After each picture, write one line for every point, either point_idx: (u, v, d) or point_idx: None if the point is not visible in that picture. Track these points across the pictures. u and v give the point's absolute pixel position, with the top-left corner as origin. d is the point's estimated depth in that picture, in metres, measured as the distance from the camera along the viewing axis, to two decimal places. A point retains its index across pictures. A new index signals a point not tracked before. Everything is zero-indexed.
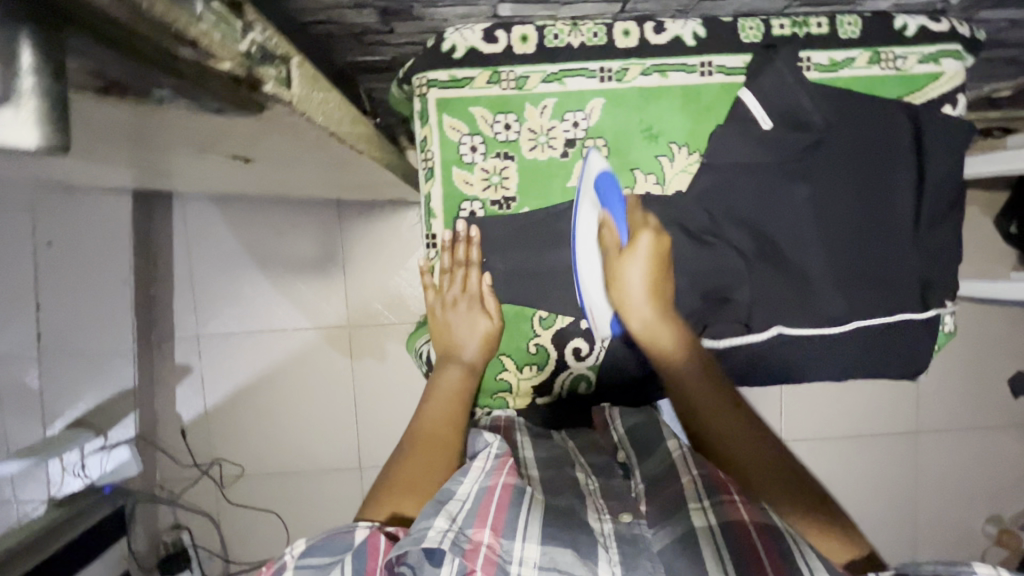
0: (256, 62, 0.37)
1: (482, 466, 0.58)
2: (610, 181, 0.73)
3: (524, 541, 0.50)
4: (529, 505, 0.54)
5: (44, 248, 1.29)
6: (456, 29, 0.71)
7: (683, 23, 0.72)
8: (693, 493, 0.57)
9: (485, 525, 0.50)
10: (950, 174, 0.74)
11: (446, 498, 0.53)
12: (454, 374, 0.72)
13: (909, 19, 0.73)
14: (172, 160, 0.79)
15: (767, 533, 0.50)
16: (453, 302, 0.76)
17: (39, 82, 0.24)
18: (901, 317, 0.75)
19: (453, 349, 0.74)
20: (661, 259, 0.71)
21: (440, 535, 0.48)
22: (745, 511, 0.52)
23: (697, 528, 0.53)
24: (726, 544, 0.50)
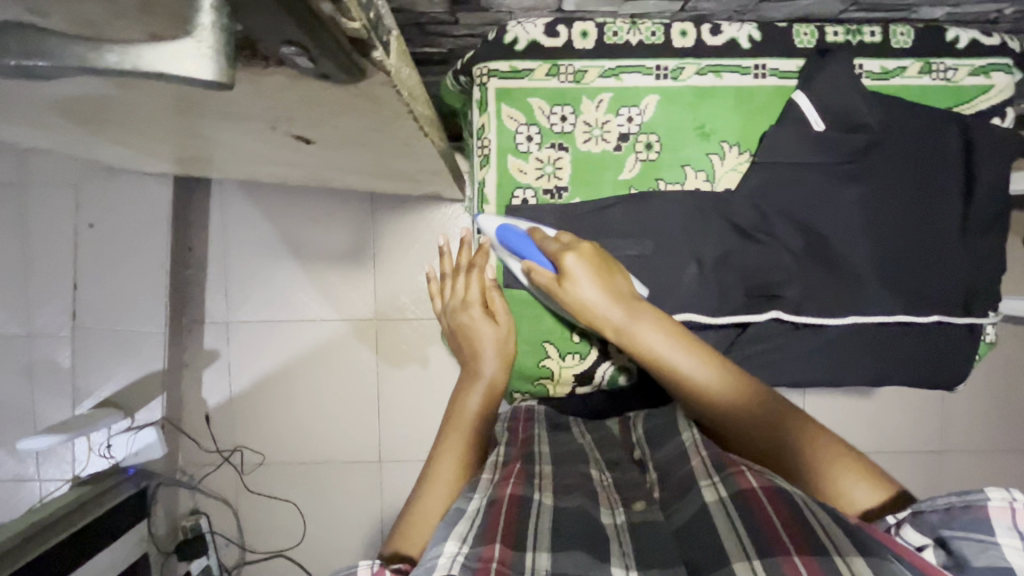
0: (372, 29, 0.39)
1: (488, 483, 0.58)
2: (513, 230, 0.71)
3: (536, 550, 0.48)
4: (537, 515, 0.52)
5: (86, 229, 1.40)
6: (519, 22, 0.73)
7: (739, 26, 0.74)
8: (704, 470, 0.58)
9: (494, 540, 0.47)
10: (998, 182, 0.75)
11: (456, 520, 0.51)
12: (471, 386, 0.75)
13: (960, 32, 0.74)
14: (231, 138, 0.81)
15: (774, 493, 0.51)
16: (463, 311, 0.80)
17: (217, 19, 0.26)
18: (947, 317, 0.76)
19: (470, 364, 0.78)
20: (598, 269, 0.68)
21: (450, 561, 0.44)
22: (751, 478, 0.53)
23: (707, 502, 0.54)
24: (735, 510, 0.51)
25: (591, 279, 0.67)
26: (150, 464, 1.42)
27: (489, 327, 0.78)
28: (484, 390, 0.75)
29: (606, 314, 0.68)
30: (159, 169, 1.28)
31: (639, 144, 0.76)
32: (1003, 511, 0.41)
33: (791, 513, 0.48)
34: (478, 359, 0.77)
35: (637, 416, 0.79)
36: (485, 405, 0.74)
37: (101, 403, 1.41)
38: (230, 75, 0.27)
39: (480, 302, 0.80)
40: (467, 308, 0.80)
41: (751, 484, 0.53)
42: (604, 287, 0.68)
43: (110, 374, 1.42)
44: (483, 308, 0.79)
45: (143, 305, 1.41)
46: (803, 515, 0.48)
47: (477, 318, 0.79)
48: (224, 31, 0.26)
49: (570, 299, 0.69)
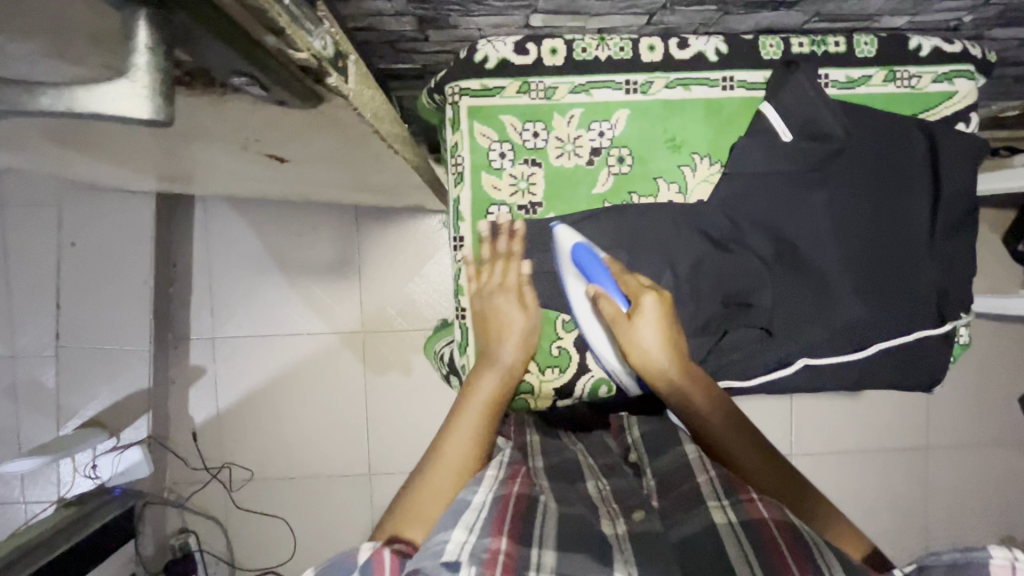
0: (325, 57, 0.39)
1: (494, 476, 0.58)
2: (586, 254, 0.74)
3: (542, 547, 0.49)
4: (542, 514, 0.54)
5: (69, 248, 1.40)
6: (488, 41, 0.74)
7: (706, 40, 0.74)
8: (712, 490, 0.59)
9: (501, 533, 0.49)
10: (966, 187, 0.76)
11: (461, 508, 0.53)
12: (488, 369, 0.72)
13: (923, 40, 0.75)
14: (206, 158, 0.81)
15: (786, 529, 0.52)
16: (491, 293, 0.76)
17: (152, 58, 0.26)
18: (919, 334, 0.77)
19: (490, 345, 0.74)
20: (666, 315, 0.71)
21: (458, 548, 0.47)
22: (764, 509, 0.54)
23: (715, 522, 0.54)
24: (743, 537, 0.52)
25: (659, 323, 0.71)
26: (137, 483, 1.41)
27: (521, 317, 0.75)
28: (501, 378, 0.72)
29: (660, 355, 0.70)
30: (141, 188, 1.28)
31: (611, 158, 0.77)
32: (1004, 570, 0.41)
33: (802, 551, 0.49)
34: (499, 345, 0.74)
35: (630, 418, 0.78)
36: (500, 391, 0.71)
37: (85, 423, 1.40)
38: (167, 113, 0.28)
39: (514, 292, 0.76)
40: (498, 294, 0.76)
41: (761, 514, 0.53)
42: (663, 330, 0.71)
43: (94, 393, 1.41)
44: (516, 296, 0.76)
45: (128, 323, 1.41)
46: (812, 553, 0.49)
47: (508, 304, 0.75)
48: (161, 70, 0.27)
49: (629, 334, 0.71)
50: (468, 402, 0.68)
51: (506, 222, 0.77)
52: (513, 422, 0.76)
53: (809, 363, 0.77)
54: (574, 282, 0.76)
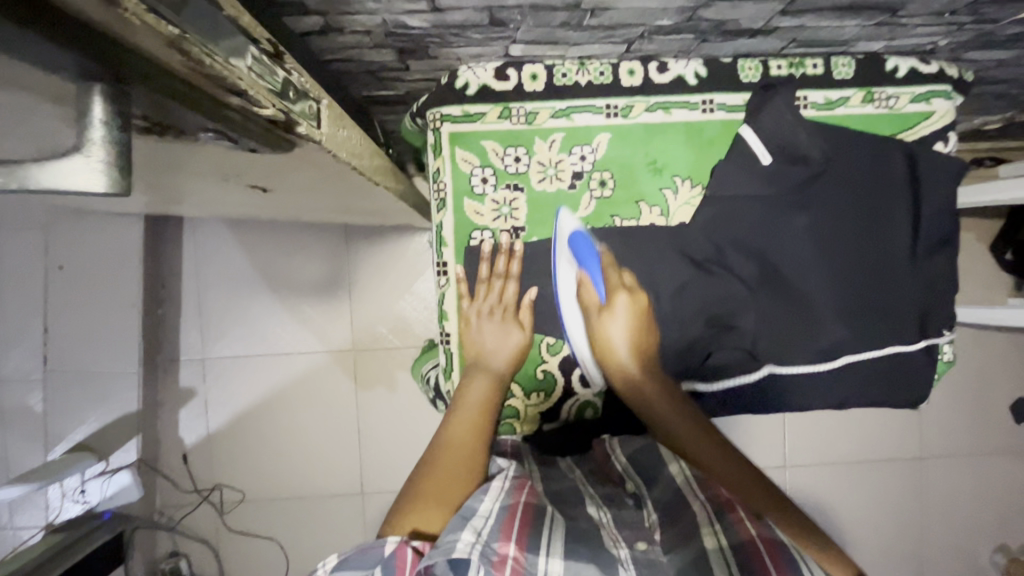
0: (293, 107, 0.39)
1: (500, 486, 0.60)
2: (583, 240, 0.75)
3: (549, 555, 0.52)
4: (549, 524, 0.56)
5: (56, 271, 1.39)
6: (469, 67, 0.74)
7: (685, 63, 0.75)
8: (705, 517, 0.59)
9: (510, 539, 0.52)
10: (945, 206, 0.77)
11: (469, 514, 0.54)
12: (482, 386, 0.73)
13: (900, 61, 0.76)
14: (190, 186, 0.81)
15: (774, 546, 0.53)
16: (488, 313, 0.77)
17: (106, 132, 0.27)
18: (891, 349, 0.77)
19: (484, 353, 0.76)
20: (640, 316, 0.75)
21: (468, 547, 0.49)
22: (752, 527, 0.55)
23: (708, 549, 0.54)
24: (735, 562, 0.52)
25: (631, 322, 0.75)
26: (127, 508, 1.39)
27: (516, 336, 0.76)
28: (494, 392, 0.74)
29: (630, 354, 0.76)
30: (128, 210, 1.27)
31: (593, 182, 0.77)
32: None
33: (789, 567, 0.50)
34: (494, 354, 0.76)
35: (612, 441, 0.76)
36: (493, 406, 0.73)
37: (74, 448, 1.39)
38: (123, 184, 0.30)
39: (512, 310, 0.77)
40: (495, 309, 0.77)
41: (751, 534, 0.54)
42: (636, 329, 0.75)
43: (83, 417, 1.40)
44: (513, 317, 0.77)
45: (117, 345, 1.40)
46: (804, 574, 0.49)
47: (505, 324, 0.76)
48: (116, 143, 0.28)
49: (603, 328, 0.76)
50: (463, 408, 0.71)
51: (506, 242, 0.77)
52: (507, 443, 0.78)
53: (774, 369, 0.77)
54: (566, 266, 0.76)
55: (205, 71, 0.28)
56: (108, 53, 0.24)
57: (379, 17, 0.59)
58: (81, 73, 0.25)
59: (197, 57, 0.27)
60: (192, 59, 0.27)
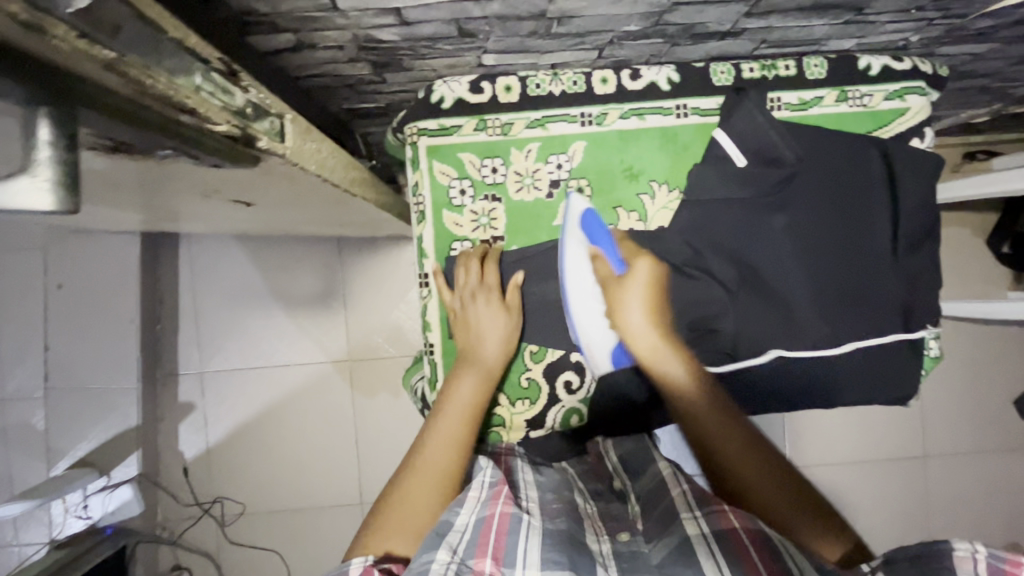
0: (250, 120, 0.41)
1: (476, 498, 0.60)
2: (596, 219, 0.76)
3: (526, 566, 0.51)
4: (527, 533, 0.55)
5: (56, 289, 1.41)
6: (444, 81, 0.75)
7: (658, 69, 0.75)
8: (686, 505, 0.60)
9: (485, 555, 0.52)
10: (923, 201, 0.77)
11: (445, 530, 0.56)
12: (468, 378, 0.73)
13: (873, 59, 0.76)
14: (180, 204, 0.82)
15: (756, 535, 0.53)
16: (472, 296, 0.75)
17: (55, 154, 0.28)
18: (883, 350, 0.78)
19: (470, 345, 0.75)
20: (657, 287, 0.73)
21: (443, 568, 0.50)
22: (733, 518, 0.55)
23: (688, 534, 0.55)
24: (715, 545, 0.53)
25: (645, 290, 0.73)
26: (129, 522, 1.40)
27: (500, 321, 0.75)
28: (481, 382, 0.73)
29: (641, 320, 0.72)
30: (123, 228, 1.29)
31: (570, 190, 0.78)
32: (965, 562, 0.43)
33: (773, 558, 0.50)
34: (481, 347, 0.74)
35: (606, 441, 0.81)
36: (477, 398, 0.72)
37: (76, 464, 1.41)
38: (72, 202, 0.29)
39: (497, 293, 0.76)
40: (478, 295, 0.76)
41: (732, 524, 0.55)
42: (645, 301, 0.73)
43: (84, 434, 1.42)
44: (497, 299, 0.76)
45: (117, 361, 1.42)
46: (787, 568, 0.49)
47: (489, 306, 0.75)
48: (65, 163, 0.28)
49: (615, 290, 0.74)
50: (448, 407, 0.71)
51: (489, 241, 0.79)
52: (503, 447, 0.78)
53: (781, 354, 0.76)
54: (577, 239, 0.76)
55: (149, 91, 0.30)
56: (43, 75, 0.26)
57: (349, 34, 0.60)
58: (25, 96, 0.26)
59: (138, 79, 0.29)
60: (132, 81, 0.29)
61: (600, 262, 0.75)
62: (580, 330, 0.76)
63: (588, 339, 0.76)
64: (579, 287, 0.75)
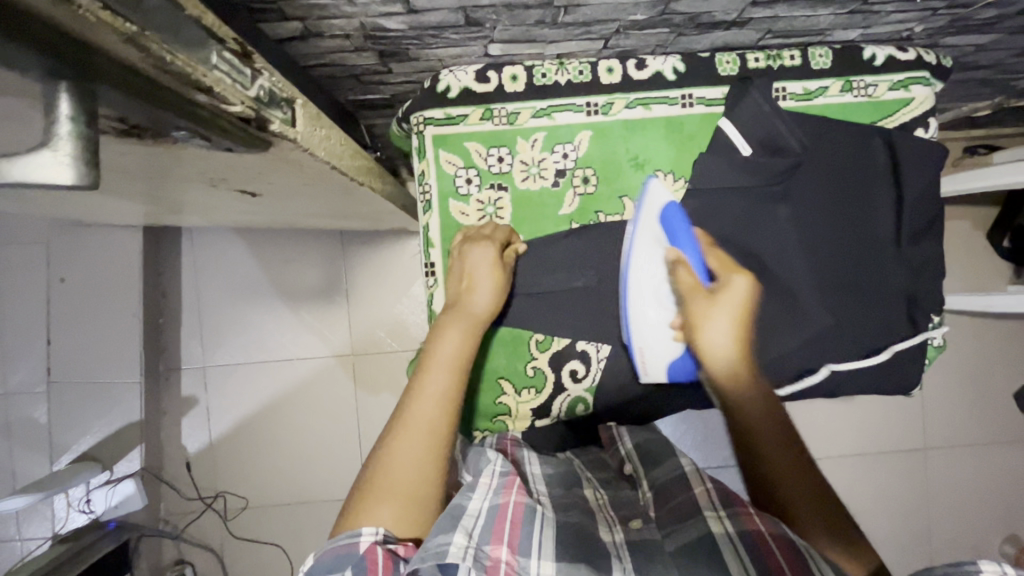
0: (263, 104, 0.42)
1: (488, 484, 0.58)
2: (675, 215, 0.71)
3: (541, 559, 0.50)
4: (541, 525, 0.54)
5: (58, 284, 1.41)
6: (450, 70, 0.75)
7: (663, 59, 0.76)
8: (709, 502, 0.59)
9: (502, 542, 0.50)
10: (927, 191, 0.78)
11: (459, 513, 0.53)
12: (454, 329, 0.65)
13: (877, 50, 0.76)
14: (185, 195, 0.82)
15: (784, 540, 0.52)
16: (468, 251, 0.73)
17: (73, 128, 0.28)
18: (887, 340, 0.78)
19: (460, 297, 0.70)
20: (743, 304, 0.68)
21: (462, 552, 0.47)
22: (760, 521, 0.54)
23: (712, 532, 0.55)
24: (740, 545, 0.52)
25: (734, 302, 0.68)
26: (131, 516, 1.40)
27: (493, 271, 0.71)
28: (466, 331, 0.66)
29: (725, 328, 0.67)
30: (124, 222, 1.29)
31: (576, 179, 0.78)
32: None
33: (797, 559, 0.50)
34: (471, 296, 0.69)
35: (620, 428, 0.81)
36: (462, 346, 0.64)
37: (79, 458, 1.40)
38: (90, 175, 0.30)
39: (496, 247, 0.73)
40: (476, 246, 0.73)
41: (758, 527, 0.54)
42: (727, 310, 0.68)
43: (87, 428, 1.41)
44: (494, 252, 0.72)
45: (119, 356, 1.42)
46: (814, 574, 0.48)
47: (484, 258, 0.71)
48: (83, 137, 0.29)
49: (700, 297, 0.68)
50: (430, 361, 0.62)
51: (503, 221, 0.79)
52: (509, 438, 0.76)
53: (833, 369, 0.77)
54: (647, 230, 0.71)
55: (168, 67, 0.30)
56: (68, 53, 0.26)
57: (357, 21, 0.61)
58: (48, 72, 0.26)
59: (157, 54, 0.29)
60: (152, 56, 0.29)
61: (683, 269, 0.69)
62: (633, 324, 0.73)
63: (645, 336, 0.73)
64: (645, 280, 0.71)
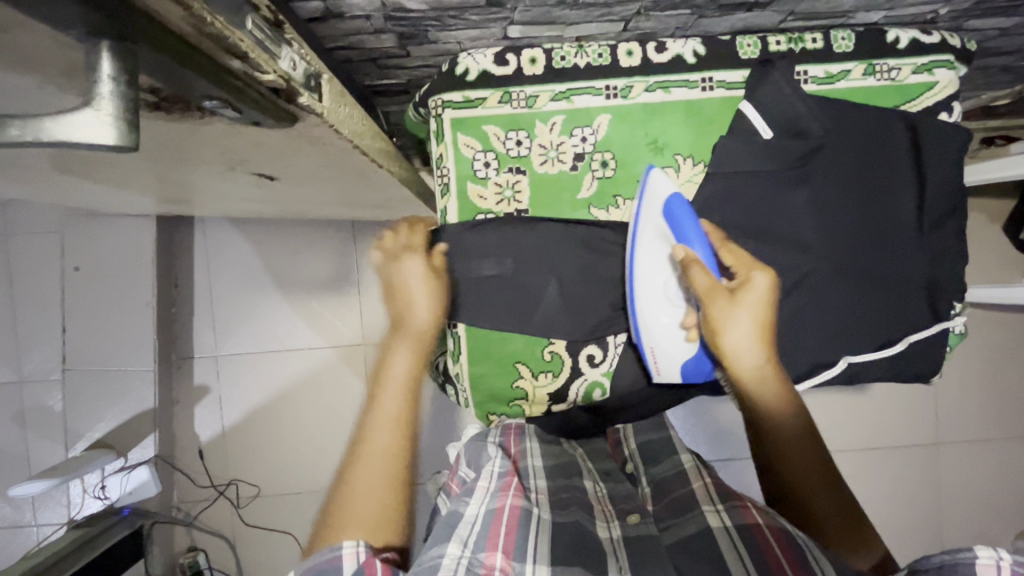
0: (292, 77, 0.43)
1: (486, 487, 0.58)
2: (682, 206, 0.69)
3: (535, 563, 0.48)
4: (538, 528, 0.53)
5: (72, 272, 1.42)
6: (468, 53, 0.75)
7: (684, 42, 0.75)
8: (707, 497, 0.61)
9: (496, 548, 0.48)
10: (949, 177, 0.77)
11: (456, 522, 0.52)
12: (402, 349, 0.66)
13: (901, 32, 0.75)
14: (203, 181, 0.82)
15: (780, 533, 0.52)
16: (398, 265, 0.70)
17: (115, 88, 0.28)
18: (910, 324, 0.78)
19: (401, 316, 0.68)
20: (769, 305, 0.66)
21: (455, 563, 0.46)
22: (757, 514, 0.55)
23: (709, 525, 0.56)
24: (738, 538, 0.52)
25: (759, 309, 0.65)
26: (145, 503, 1.41)
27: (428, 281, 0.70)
28: (412, 347, 0.66)
29: (752, 338, 0.65)
30: (137, 211, 1.29)
31: (594, 163, 0.78)
32: (989, 569, 0.41)
33: (797, 557, 0.48)
34: (411, 312, 0.68)
35: (626, 429, 0.85)
36: (410, 364, 0.65)
37: (94, 445, 1.40)
38: (132, 138, 0.29)
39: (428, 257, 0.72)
40: (407, 258, 0.71)
41: (756, 520, 0.54)
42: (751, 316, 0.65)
43: (101, 415, 1.42)
44: (425, 263, 0.71)
45: (129, 345, 1.41)
46: (807, 559, 0.48)
47: (415, 270, 0.70)
48: (123, 97, 0.28)
49: (722, 312, 0.65)
50: (381, 388, 0.62)
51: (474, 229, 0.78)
52: (512, 430, 0.75)
53: (850, 361, 0.77)
54: (654, 233, 0.71)
55: (206, 28, 0.31)
56: (106, 4, 0.26)
57: (378, 1, 0.60)
58: (89, 29, 0.26)
59: (199, 16, 0.30)
60: (194, 17, 0.30)
61: (697, 269, 0.65)
62: (645, 328, 0.73)
63: (654, 336, 0.72)
64: (650, 279, 0.71)
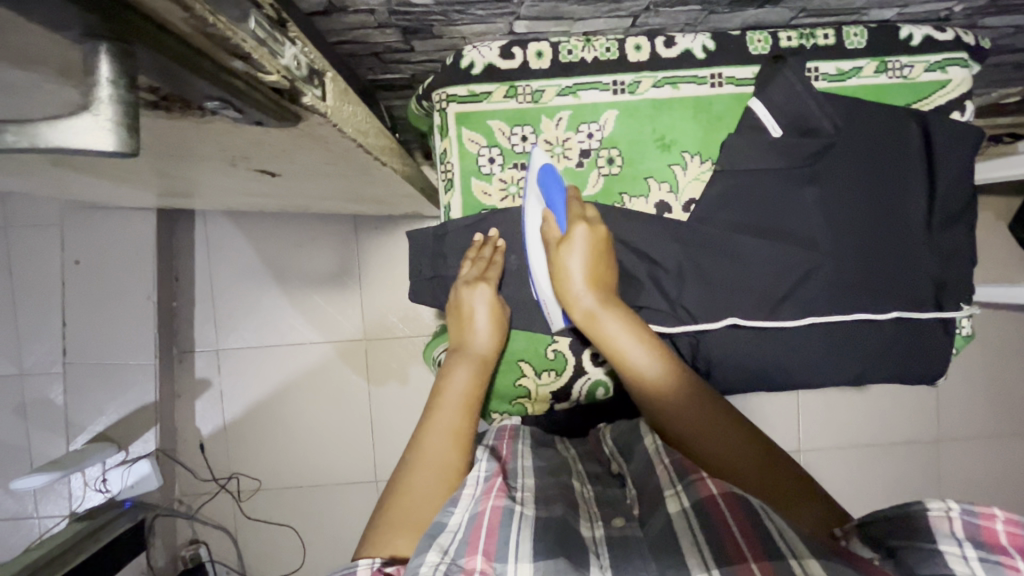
0: (296, 76, 0.41)
1: (470, 493, 0.55)
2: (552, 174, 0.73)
3: (518, 561, 0.47)
4: (520, 525, 0.51)
5: (73, 265, 1.41)
6: (474, 46, 0.73)
7: (692, 37, 0.73)
8: (668, 479, 0.57)
9: (477, 551, 0.47)
10: (959, 177, 0.76)
11: (437, 531, 0.51)
12: (464, 371, 0.72)
13: (914, 29, 0.74)
14: (204, 176, 0.81)
15: (734, 502, 0.50)
16: (469, 287, 0.75)
17: (114, 92, 0.27)
18: (916, 324, 0.77)
19: (463, 339, 0.75)
20: (599, 250, 0.70)
21: (432, 571, 0.46)
22: (712, 486, 0.52)
23: (670, 514, 0.52)
24: (697, 522, 0.49)
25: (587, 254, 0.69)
26: (147, 496, 1.41)
27: (491, 307, 0.75)
28: (474, 368, 0.72)
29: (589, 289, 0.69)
30: (139, 203, 1.27)
31: (601, 159, 0.77)
32: (941, 522, 0.40)
33: (752, 527, 0.47)
34: (473, 336, 0.74)
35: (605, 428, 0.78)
36: (471, 383, 0.71)
37: (95, 438, 1.40)
38: (133, 144, 0.29)
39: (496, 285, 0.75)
40: (475, 285, 0.75)
41: (712, 491, 0.52)
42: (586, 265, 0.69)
43: (102, 408, 1.41)
44: (493, 290, 0.75)
45: (132, 339, 1.41)
46: (771, 539, 0.45)
47: (482, 296, 0.74)
48: (123, 102, 0.28)
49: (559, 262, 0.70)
50: (443, 400, 0.68)
51: (488, 236, 0.78)
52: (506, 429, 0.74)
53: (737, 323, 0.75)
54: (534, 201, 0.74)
55: (209, 30, 0.30)
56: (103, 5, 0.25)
57: None
58: (87, 30, 0.26)
59: (203, 17, 0.29)
60: (198, 18, 0.29)
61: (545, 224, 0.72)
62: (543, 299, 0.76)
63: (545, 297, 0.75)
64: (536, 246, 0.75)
